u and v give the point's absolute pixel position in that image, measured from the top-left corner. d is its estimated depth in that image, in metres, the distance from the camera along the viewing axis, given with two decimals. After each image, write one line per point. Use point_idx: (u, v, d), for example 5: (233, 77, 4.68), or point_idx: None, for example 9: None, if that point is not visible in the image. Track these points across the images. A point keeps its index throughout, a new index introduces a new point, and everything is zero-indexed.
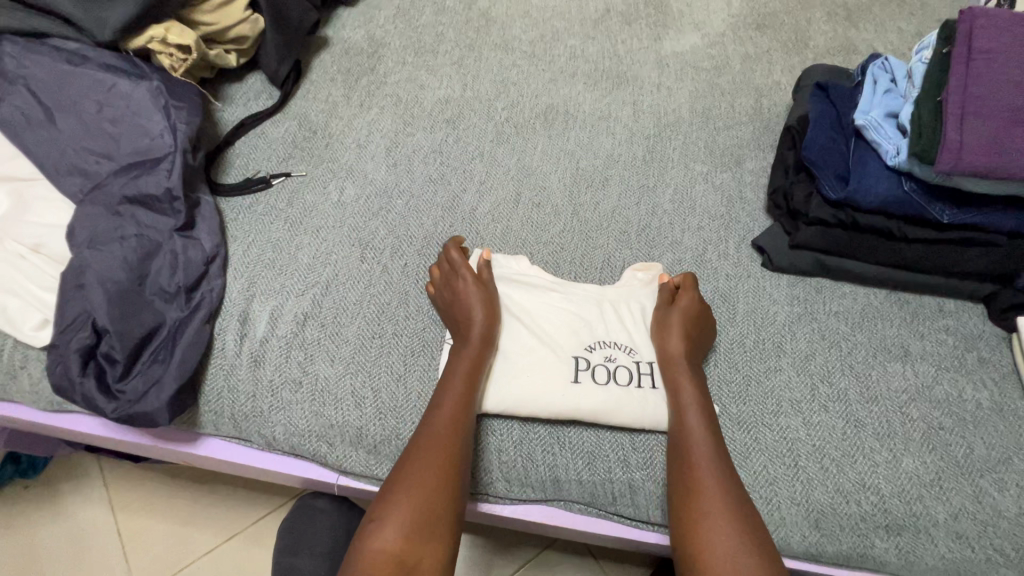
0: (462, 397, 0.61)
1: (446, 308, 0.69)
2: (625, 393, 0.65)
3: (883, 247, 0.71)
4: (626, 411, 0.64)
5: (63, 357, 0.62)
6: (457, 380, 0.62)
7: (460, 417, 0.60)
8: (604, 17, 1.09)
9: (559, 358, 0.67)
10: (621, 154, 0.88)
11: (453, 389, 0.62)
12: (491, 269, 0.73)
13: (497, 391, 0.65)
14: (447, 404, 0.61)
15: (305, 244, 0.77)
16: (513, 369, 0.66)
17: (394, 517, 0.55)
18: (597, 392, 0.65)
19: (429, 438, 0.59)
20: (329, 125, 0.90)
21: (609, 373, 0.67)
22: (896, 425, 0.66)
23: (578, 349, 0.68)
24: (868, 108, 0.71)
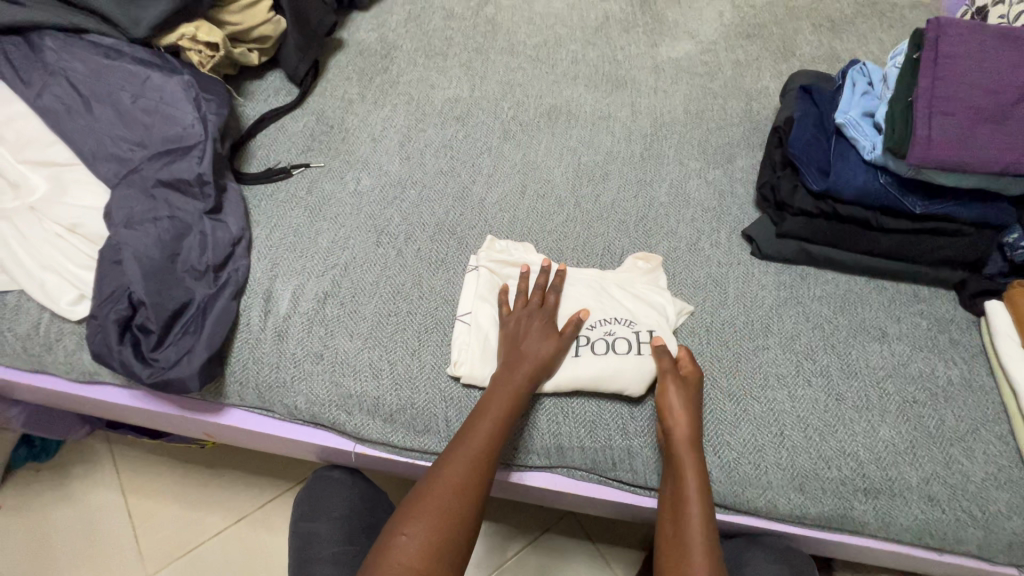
0: (508, 400, 0.65)
1: (506, 325, 0.71)
2: (623, 361, 0.70)
3: (862, 236, 0.77)
4: (624, 376, 0.69)
5: (102, 327, 0.67)
6: (502, 388, 0.66)
7: (506, 417, 0.65)
8: (604, 24, 1.15)
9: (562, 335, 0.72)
10: (620, 151, 0.94)
11: (498, 393, 0.65)
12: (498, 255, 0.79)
13: None
14: (494, 405, 0.65)
15: (324, 229, 0.82)
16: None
17: (432, 507, 0.59)
18: (597, 363, 0.70)
19: (473, 432, 0.63)
20: (346, 121, 0.95)
21: (608, 346, 0.71)
22: (874, 398, 0.71)
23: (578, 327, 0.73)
24: (847, 108, 0.77)
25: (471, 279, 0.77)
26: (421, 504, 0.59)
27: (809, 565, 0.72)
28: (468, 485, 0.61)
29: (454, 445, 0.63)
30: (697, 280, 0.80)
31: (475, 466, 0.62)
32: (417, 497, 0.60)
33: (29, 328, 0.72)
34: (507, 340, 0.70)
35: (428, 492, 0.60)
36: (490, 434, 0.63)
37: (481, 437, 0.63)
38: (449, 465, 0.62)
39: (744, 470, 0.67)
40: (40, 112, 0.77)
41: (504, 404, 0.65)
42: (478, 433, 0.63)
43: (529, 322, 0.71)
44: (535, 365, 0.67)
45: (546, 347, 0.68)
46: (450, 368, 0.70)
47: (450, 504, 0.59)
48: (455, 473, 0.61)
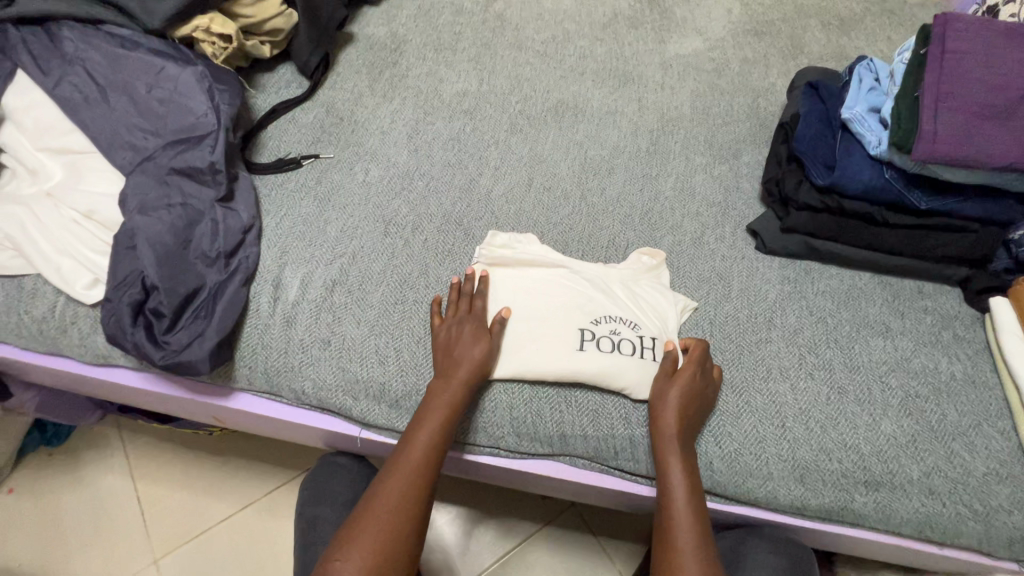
0: (444, 412, 0.66)
1: (437, 335, 0.71)
2: (628, 361, 0.71)
3: (867, 231, 0.77)
4: (628, 377, 0.70)
5: (116, 310, 0.68)
6: (438, 400, 0.66)
7: (442, 430, 0.65)
8: (612, 21, 1.16)
9: (566, 328, 0.73)
10: (626, 146, 0.95)
11: (434, 406, 0.66)
12: (503, 248, 0.79)
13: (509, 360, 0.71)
14: (428, 419, 0.65)
15: (333, 219, 0.83)
16: (523, 340, 0.72)
17: (373, 527, 0.60)
18: (601, 359, 0.70)
19: (409, 448, 0.64)
20: (355, 114, 0.96)
21: (613, 345, 0.72)
22: (876, 392, 0.72)
23: (583, 321, 0.74)
24: (853, 104, 0.77)
25: (477, 271, 0.78)
26: (362, 524, 0.60)
27: (809, 556, 0.72)
28: (407, 502, 0.62)
29: (392, 464, 0.64)
30: (701, 273, 0.81)
31: (412, 483, 0.62)
32: (358, 517, 0.61)
33: (45, 310, 0.74)
34: (443, 348, 0.69)
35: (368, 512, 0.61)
36: (427, 450, 0.64)
37: (418, 453, 0.64)
38: (387, 484, 0.62)
39: (744, 461, 0.68)
40: (57, 100, 0.78)
41: (439, 418, 0.65)
42: (413, 450, 0.64)
43: (460, 328, 0.70)
44: (467, 371, 0.67)
45: (479, 351, 0.68)
46: None
47: (388, 523, 0.60)
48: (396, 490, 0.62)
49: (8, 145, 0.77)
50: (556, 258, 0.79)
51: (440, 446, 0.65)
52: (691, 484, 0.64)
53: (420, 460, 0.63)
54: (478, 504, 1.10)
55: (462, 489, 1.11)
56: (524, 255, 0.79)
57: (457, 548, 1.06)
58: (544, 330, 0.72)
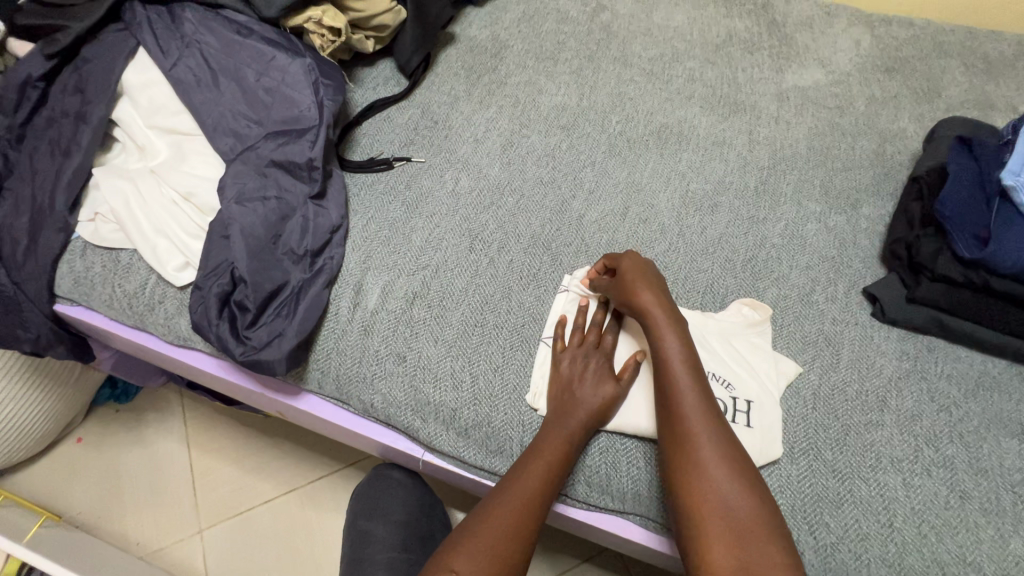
0: (563, 445, 0.62)
1: (558, 363, 0.68)
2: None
3: (1015, 317, 0.67)
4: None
5: (204, 299, 0.69)
6: (559, 429, 0.63)
7: (558, 464, 0.61)
8: (726, 42, 1.08)
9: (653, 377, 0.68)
10: (733, 182, 0.88)
11: (551, 438, 0.63)
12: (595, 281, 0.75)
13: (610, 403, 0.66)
14: (546, 452, 0.62)
15: (419, 227, 0.80)
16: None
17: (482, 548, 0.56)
18: None
19: (530, 475, 0.60)
20: (450, 118, 0.94)
21: None
22: (1006, 504, 0.62)
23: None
24: (1020, 168, 0.67)
25: (564, 300, 0.74)
26: (470, 541, 0.56)
27: None
28: (520, 524, 0.58)
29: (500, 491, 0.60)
30: (807, 336, 0.73)
31: (527, 503, 0.59)
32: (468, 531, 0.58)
33: (136, 286, 0.76)
34: (560, 382, 0.66)
35: (477, 530, 0.57)
36: (541, 479, 0.60)
37: (534, 478, 0.60)
38: (502, 504, 0.59)
39: (841, 559, 0.61)
40: (171, 81, 0.79)
41: (556, 453, 0.62)
42: (527, 476, 0.60)
43: (587, 363, 0.67)
44: (589, 410, 0.64)
45: (604, 390, 0.65)
46: (527, 397, 0.68)
47: (499, 543, 0.56)
48: (508, 511, 0.58)
49: (122, 120, 0.79)
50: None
51: (555, 479, 0.61)
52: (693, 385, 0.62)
53: (534, 484, 0.60)
54: None
55: None
56: None
57: None
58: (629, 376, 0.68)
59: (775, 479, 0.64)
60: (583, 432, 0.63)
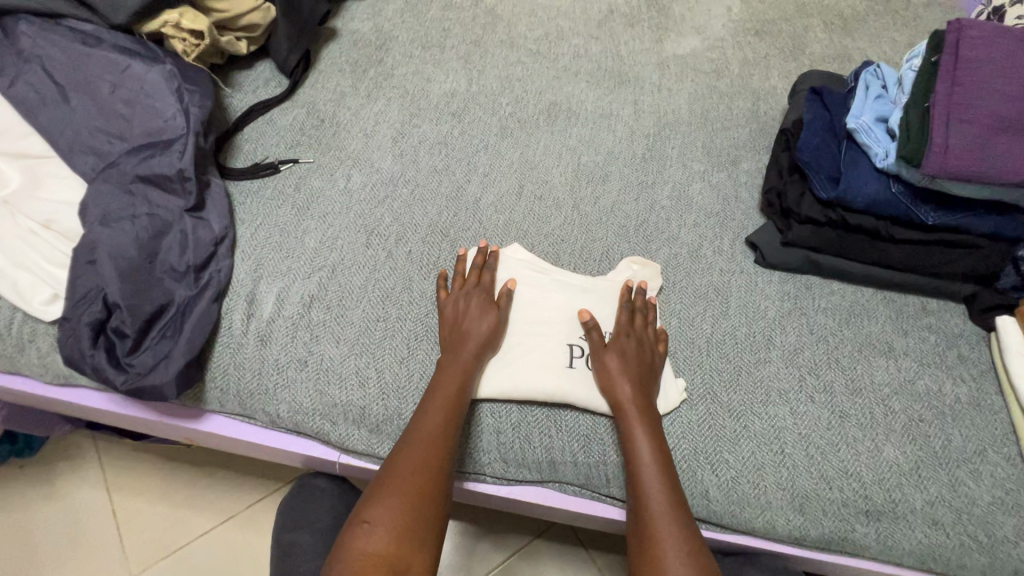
0: (456, 382, 0.64)
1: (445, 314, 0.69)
2: None
3: (872, 247, 0.74)
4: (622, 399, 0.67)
5: (75, 330, 0.64)
6: (446, 380, 0.64)
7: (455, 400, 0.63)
8: (608, 17, 1.11)
9: (556, 344, 0.69)
10: (621, 152, 0.91)
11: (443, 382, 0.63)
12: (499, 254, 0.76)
13: (513, 373, 0.67)
14: (441, 393, 0.63)
15: (311, 229, 0.79)
16: (514, 355, 0.68)
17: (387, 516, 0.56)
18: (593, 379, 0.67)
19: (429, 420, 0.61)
20: (337, 115, 0.92)
21: None
22: (878, 416, 0.69)
23: (573, 337, 0.70)
24: (860, 112, 0.74)
25: None
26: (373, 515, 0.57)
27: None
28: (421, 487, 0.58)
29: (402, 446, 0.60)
30: (698, 289, 0.77)
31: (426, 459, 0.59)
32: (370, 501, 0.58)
33: (0, 328, 0.69)
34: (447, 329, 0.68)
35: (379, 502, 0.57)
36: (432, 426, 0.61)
37: (428, 431, 0.61)
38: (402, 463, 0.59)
39: (742, 490, 0.65)
40: (13, 102, 0.73)
41: (448, 398, 0.63)
42: (420, 431, 0.61)
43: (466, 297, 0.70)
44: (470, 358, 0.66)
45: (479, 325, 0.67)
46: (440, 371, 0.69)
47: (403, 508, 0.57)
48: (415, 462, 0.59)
49: None
50: (543, 271, 0.75)
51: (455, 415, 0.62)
52: (654, 441, 0.63)
53: (432, 439, 0.60)
54: (462, 516, 1.08)
55: None
56: (519, 264, 0.75)
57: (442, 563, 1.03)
58: (533, 346, 0.69)
59: (679, 426, 0.68)
60: (469, 375, 0.65)
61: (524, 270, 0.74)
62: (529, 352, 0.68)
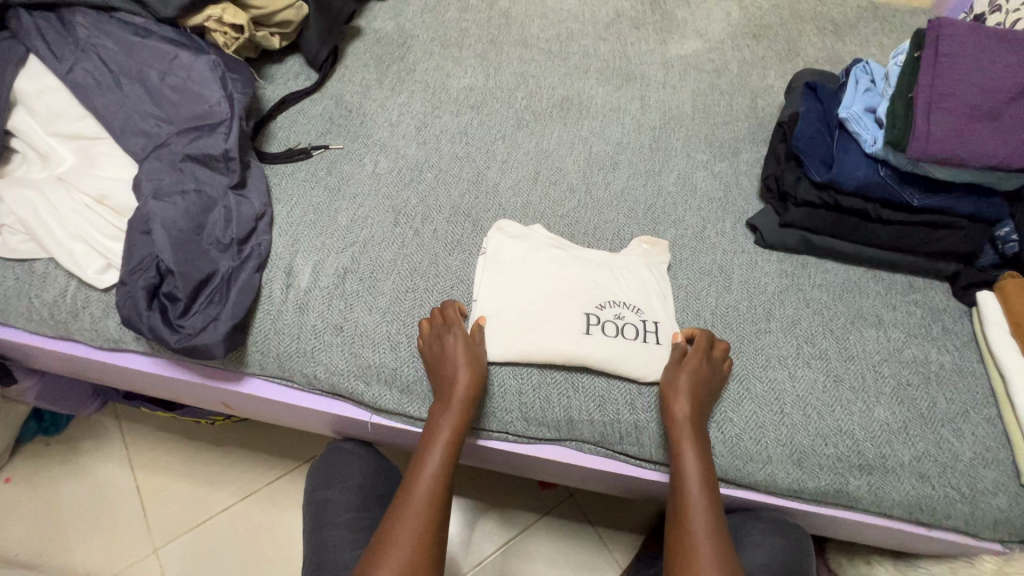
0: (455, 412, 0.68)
1: (434, 347, 0.71)
2: (632, 345, 0.73)
3: (862, 227, 0.80)
4: (638, 364, 0.72)
5: (131, 294, 0.69)
6: (446, 416, 0.68)
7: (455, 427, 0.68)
8: (615, 20, 1.19)
9: (573, 312, 0.74)
10: (630, 142, 0.98)
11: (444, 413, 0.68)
12: (518, 234, 0.82)
13: (534, 339, 0.72)
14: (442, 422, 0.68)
15: (343, 208, 0.84)
16: (536, 322, 0.73)
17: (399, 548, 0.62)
18: (608, 344, 0.73)
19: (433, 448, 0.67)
20: (363, 106, 0.98)
21: (617, 329, 0.74)
22: (869, 380, 0.75)
23: (588, 306, 0.75)
24: (850, 103, 0.81)
25: (483, 264, 0.79)
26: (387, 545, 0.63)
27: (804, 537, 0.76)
28: (428, 521, 0.65)
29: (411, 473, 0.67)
30: (702, 266, 0.83)
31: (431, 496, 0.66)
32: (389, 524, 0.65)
33: (56, 295, 0.75)
34: (438, 361, 0.70)
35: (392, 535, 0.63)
36: (435, 462, 0.67)
37: (432, 467, 0.67)
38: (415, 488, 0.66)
39: (745, 446, 0.70)
40: (70, 86, 0.79)
41: (449, 425, 0.68)
42: (427, 469, 0.67)
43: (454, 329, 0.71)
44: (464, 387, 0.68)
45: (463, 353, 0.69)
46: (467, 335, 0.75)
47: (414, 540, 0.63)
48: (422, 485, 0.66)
49: (20, 130, 0.77)
50: (558, 248, 0.81)
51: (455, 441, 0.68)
52: (703, 466, 0.67)
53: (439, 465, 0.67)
54: (474, 492, 1.12)
55: (459, 477, 1.13)
56: (536, 242, 0.81)
57: (456, 536, 1.08)
58: (552, 313, 0.74)
59: None
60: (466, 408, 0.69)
61: (542, 247, 0.80)
62: (548, 319, 0.73)
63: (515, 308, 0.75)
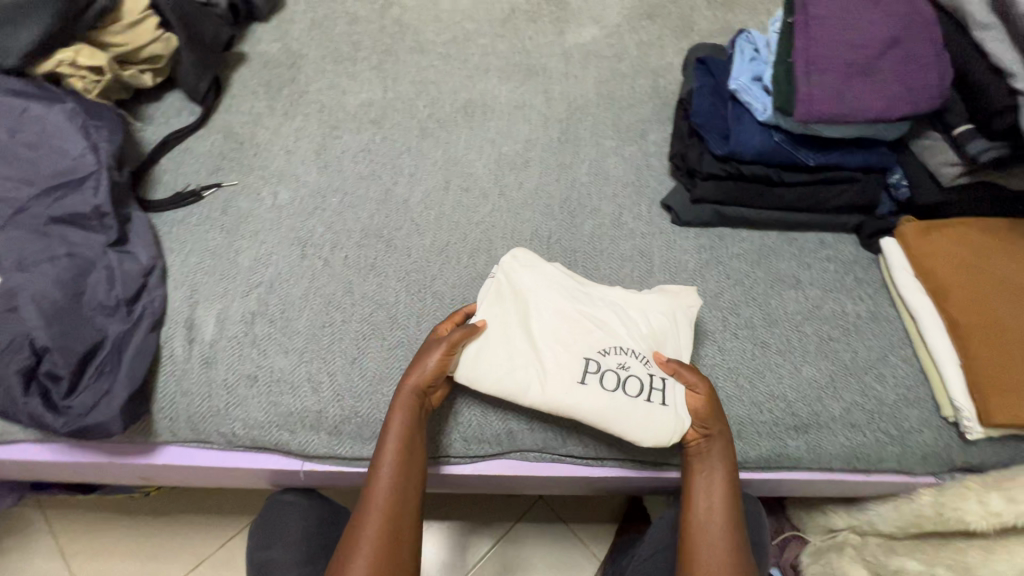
0: (404, 422, 0.64)
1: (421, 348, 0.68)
2: (633, 400, 0.66)
3: (768, 193, 0.82)
4: (631, 415, 0.66)
5: (4, 381, 0.62)
6: (394, 426, 0.64)
7: (405, 439, 0.64)
8: (510, 16, 1.17)
9: (572, 357, 0.68)
10: (538, 138, 0.97)
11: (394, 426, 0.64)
12: (563, 272, 0.74)
13: (520, 390, 0.66)
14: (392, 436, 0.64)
15: (245, 248, 0.79)
16: (529, 371, 0.67)
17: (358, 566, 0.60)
18: (604, 396, 0.66)
19: (384, 464, 0.63)
20: (256, 136, 0.93)
21: (619, 381, 0.67)
22: (794, 340, 0.77)
23: (591, 352, 0.68)
24: (738, 74, 0.82)
25: (491, 288, 0.72)
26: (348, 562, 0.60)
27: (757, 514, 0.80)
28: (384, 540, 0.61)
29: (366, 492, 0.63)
30: (624, 253, 0.83)
31: (387, 515, 0.62)
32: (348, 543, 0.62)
33: None
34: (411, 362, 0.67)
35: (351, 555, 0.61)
36: (390, 475, 0.63)
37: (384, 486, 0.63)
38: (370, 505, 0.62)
39: None
40: None
41: (395, 440, 0.64)
42: (381, 484, 0.63)
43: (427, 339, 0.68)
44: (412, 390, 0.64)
45: (428, 351, 0.66)
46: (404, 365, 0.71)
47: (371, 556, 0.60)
48: (377, 500, 0.62)
49: None
50: (572, 282, 0.73)
51: (402, 457, 0.63)
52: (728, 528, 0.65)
53: (390, 481, 0.63)
54: (442, 512, 1.09)
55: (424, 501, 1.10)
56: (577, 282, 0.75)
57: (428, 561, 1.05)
58: (549, 356, 0.68)
59: None
60: (412, 416, 0.64)
61: (572, 287, 0.73)
62: (539, 371, 0.67)
63: (504, 351, 0.68)
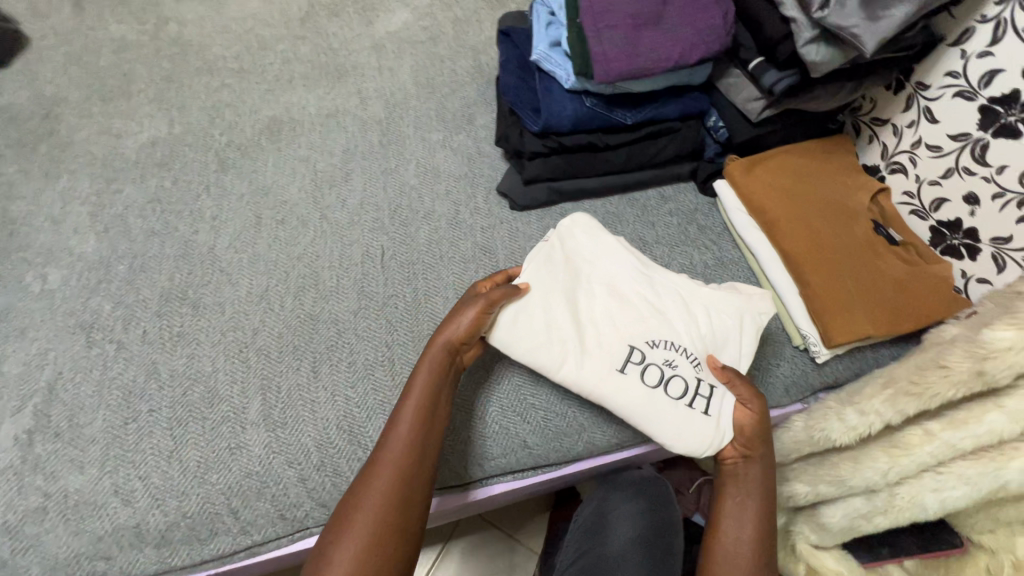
0: (427, 376, 0.60)
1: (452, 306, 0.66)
2: (670, 403, 0.64)
3: (596, 159, 0.79)
4: (666, 420, 0.63)
5: None
6: (417, 380, 0.60)
7: (426, 393, 0.59)
8: (309, 14, 1.05)
9: (616, 343, 0.66)
10: (357, 146, 0.88)
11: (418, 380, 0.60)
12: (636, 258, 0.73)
13: (563, 374, 0.64)
14: (411, 393, 0.59)
15: (9, 353, 0.65)
16: (564, 345, 0.65)
17: (360, 530, 0.52)
18: (642, 392, 0.64)
19: (401, 423, 0.58)
20: (9, 210, 0.76)
21: (660, 377, 0.65)
22: None
23: (637, 340, 0.67)
24: (537, 43, 0.77)
25: (559, 260, 0.71)
26: (349, 523, 0.53)
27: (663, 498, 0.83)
28: (394, 505, 0.54)
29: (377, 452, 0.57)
30: (466, 254, 0.77)
31: (399, 479, 0.55)
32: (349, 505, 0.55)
33: None
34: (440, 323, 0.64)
35: (352, 516, 0.53)
36: (409, 432, 0.57)
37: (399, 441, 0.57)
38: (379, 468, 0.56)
39: (555, 426, 0.68)
40: None
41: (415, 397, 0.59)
42: (396, 438, 0.57)
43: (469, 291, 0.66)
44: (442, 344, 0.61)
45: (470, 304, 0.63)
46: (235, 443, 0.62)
47: (377, 519, 0.53)
48: (388, 459, 0.56)
49: None
50: (639, 263, 0.73)
51: (423, 419, 0.58)
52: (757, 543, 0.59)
53: (405, 440, 0.57)
54: None
55: None
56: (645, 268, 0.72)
57: None
58: (592, 341, 0.66)
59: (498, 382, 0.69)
60: (436, 376, 0.60)
61: (635, 273, 0.71)
62: (574, 365, 0.64)
63: (545, 329, 0.65)
